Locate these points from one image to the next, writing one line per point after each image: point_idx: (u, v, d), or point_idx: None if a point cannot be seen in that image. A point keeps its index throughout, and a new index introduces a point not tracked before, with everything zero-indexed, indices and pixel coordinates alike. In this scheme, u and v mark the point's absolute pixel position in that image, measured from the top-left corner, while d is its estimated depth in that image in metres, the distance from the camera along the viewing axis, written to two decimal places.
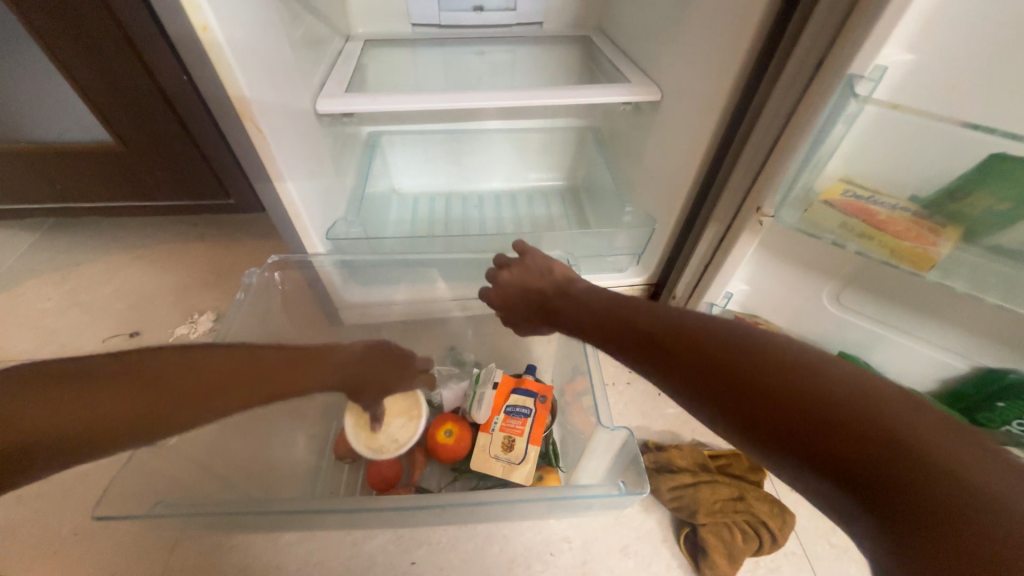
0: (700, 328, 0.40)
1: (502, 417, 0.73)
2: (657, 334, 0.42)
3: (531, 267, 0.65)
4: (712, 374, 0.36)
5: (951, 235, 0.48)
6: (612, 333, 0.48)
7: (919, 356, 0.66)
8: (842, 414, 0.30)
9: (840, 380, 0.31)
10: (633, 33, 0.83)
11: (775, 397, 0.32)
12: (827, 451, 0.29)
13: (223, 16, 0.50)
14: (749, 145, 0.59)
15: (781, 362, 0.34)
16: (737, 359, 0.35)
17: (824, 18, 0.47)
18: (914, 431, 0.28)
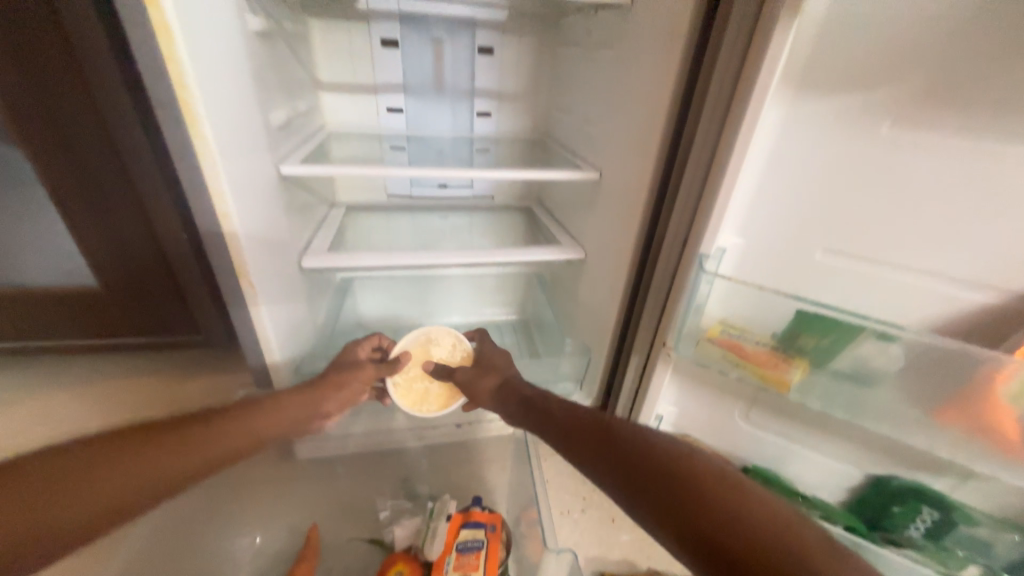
0: (607, 420, 0.58)
1: (454, 555, 0.72)
2: (579, 424, 0.59)
3: (485, 362, 0.80)
4: (610, 450, 0.53)
5: (800, 364, 0.63)
6: (550, 424, 0.63)
7: (823, 467, 0.77)
8: (685, 475, 0.47)
9: (684, 454, 0.50)
10: (561, 207, 1.08)
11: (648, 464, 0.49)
12: (675, 494, 0.46)
13: (240, 204, 0.67)
14: (650, 294, 0.77)
15: (658, 445, 0.51)
16: (628, 441, 0.53)
17: (679, 215, 0.69)
18: (724, 481, 0.46)
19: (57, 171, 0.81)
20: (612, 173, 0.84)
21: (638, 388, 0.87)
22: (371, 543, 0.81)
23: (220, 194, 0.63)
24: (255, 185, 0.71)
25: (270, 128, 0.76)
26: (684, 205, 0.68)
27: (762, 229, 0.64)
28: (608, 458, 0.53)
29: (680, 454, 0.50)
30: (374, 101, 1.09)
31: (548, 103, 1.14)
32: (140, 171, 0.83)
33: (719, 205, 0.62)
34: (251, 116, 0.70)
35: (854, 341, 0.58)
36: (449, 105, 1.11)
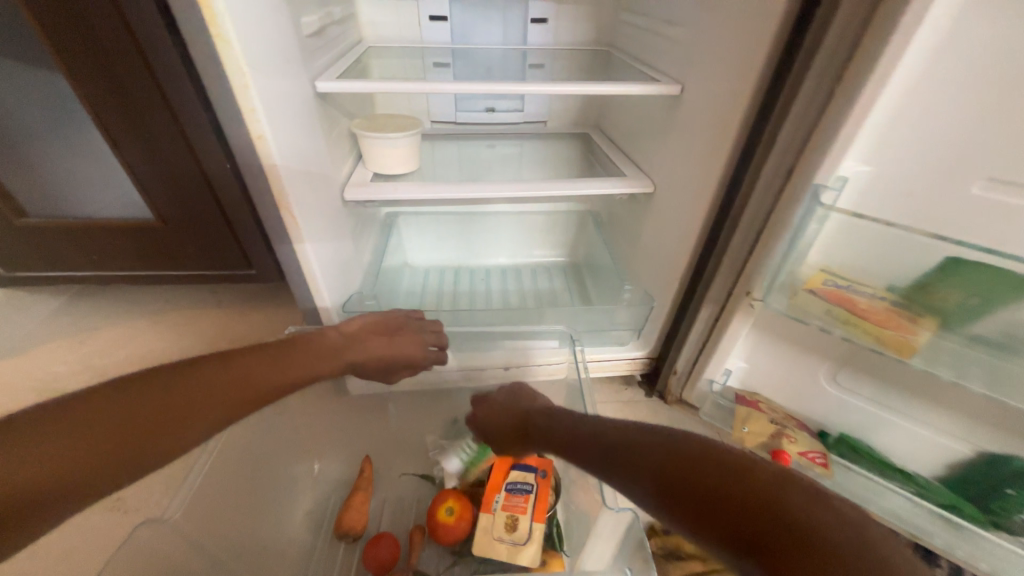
0: (633, 428, 0.47)
1: (503, 495, 0.72)
2: (581, 432, 0.51)
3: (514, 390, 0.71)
4: (641, 466, 0.42)
5: (928, 323, 0.52)
6: (572, 439, 0.52)
7: (921, 439, 0.66)
8: (737, 492, 0.35)
9: (733, 462, 0.37)
10: (626, 134, 0.95)
11: (686, 481, 0.38)
12: (733, 519, 0.34)
13: (276, 126, 0.60)
14: (736, 236, 0.66)
15: (691, 448, 0.40)
16: (659, 450, 0.42)
17: (789, 135, 0.56)
18: (798, 498, 0.34)
19: (96, 88, 0.79)
20: (694, 88, 0.70)
21: (707, 341, 0.78)
22: (421, 478, 0.82)
23: (251, 112, 0.57)
24: (292, 105, 0.64)
25: (303, 39, 0.67)
26: (797, 123, 0.54)
27: (902, 152, 0.50)
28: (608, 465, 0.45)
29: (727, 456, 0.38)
30: (416, 8, 0.95)
31: (617, 6, 0.95)
32: (176, 88, 0.78)
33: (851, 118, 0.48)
34: (281, 21, 0.61)
35: (1015, 297, 0.46)
36: (499, 11, 0.95)
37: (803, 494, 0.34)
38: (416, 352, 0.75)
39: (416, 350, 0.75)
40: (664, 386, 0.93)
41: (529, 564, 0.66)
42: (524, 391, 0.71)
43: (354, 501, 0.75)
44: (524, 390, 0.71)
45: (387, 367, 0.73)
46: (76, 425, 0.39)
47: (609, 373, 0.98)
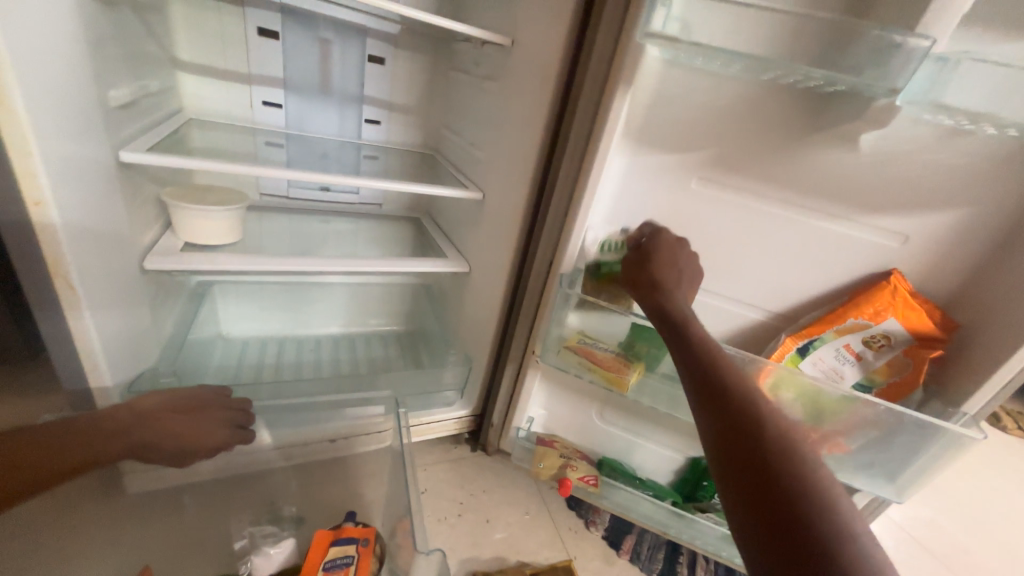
0: (763, 409, 0.50)
1: (320, 575, 0.70)
2: (720, 379, 0.53)
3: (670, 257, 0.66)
4: (732, 433, 0.49)
5: (636, 366, 0.75)
6: (706, 377, 0.54)
7: (657, 455, 0.92)
8: (802, 510, 0.42)
9: (813, 485, 0.43)
10: (449, 221, 1.13)
11: (760, 474, 0.45)
12: (766, 520, 0.43)
13: (61, 193, 0.57)
14: (523, 308, 0.85)
15: (791, 460, 0.45)
16: (760, 427, 0.48)
17: (547, 237, 0.78)
18: (837, 550, 0.40)
19: None
20: (491, 196, 0.92)
21: (512, 395, 0.94)
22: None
23: (29, 176, 0.53)
24: (85, 173, 0.61)
25: (108, 110, 0.66)
26: (551, 230, 0.77)
27: None
28: (723, 426, 0.50)
29: (822, 492, 0.43)
30: (248, 92, 1.01)
31: (440, 122, 1.18)
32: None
33: (576, 231, 0.72)
34: (81, 92, 0.60)
35: None
36: (334, 108, 1.07)
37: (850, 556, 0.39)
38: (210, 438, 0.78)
39: (217, 437, 0.79)
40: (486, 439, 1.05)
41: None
42: (697, 270, 0.68)
43: None
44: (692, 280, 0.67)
45: (182, 446, 0.76)
46: None
47: (438, 433, 1.05)
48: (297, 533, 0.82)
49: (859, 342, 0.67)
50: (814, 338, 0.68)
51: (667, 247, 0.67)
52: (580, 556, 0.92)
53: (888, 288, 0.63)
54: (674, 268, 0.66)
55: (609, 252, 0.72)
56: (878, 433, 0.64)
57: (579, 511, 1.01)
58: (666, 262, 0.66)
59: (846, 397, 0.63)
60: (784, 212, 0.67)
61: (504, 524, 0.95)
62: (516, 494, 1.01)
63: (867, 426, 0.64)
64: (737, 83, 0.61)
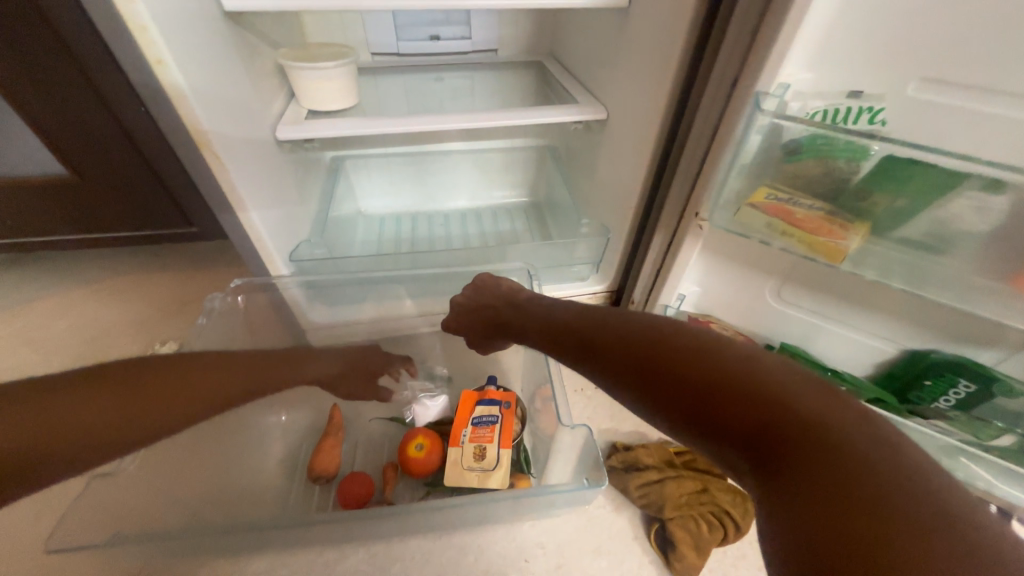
0: (714, 350, 0.37)
1: (470, 428, 0.74)
2: (650, 356, 0.39)
3: (478, 287, 0.71)
4: (659, 383, 0.37)
5: (860, 229, 0.53)
6: (634, 354, 0.40)
7: (854, 344, 0.72)
8: (789, 426, 0.30)
9: (781, 393, 0.32)
10: (579, 58, 0.90)
11: (729, 406, 0.33)
12: (771, 468, 0.29)
13: (177, 52, 0.53)
14: (683, 157, 0.65)
15: (727, 374, 0.34)
16: (730, 400, 0.33)
17: (732, 42, 0.53)
18: (871, 465, 0.27)
19: None
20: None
21: (660, 268, 0.80)
22: (391, 421, 0.83)
23: (141, 31, 0.49)
24: (195, 27, 0.56)
25: None
26: (740, 29, 0.52)
27: (842, 53, 0.49)
28: (695, 419, 0.34)
29: (836, 431, 0.29)
30: None
31: None
32: (88, 53, 0.72)
33: (791, 18, 0.46)
34: None
35: (943, 196, 0.47)
36: None
37: (879, 455, 0.27)
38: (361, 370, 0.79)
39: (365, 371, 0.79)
40: None
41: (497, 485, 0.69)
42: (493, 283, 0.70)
43: (321, 446, 0.76)
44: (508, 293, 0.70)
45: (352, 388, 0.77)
46: (93, 397, 0.43)
47: None
48: (446, 390, 0.89)
49: None
50: None
51: (477, 286, 0.71)
52: None
53: None
54: (479, 303, 0.70)
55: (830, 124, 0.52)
56: None
57: None
58: (471, 306, 0.71)
59: None
60: None
61: None
62: None
63: None
64: None
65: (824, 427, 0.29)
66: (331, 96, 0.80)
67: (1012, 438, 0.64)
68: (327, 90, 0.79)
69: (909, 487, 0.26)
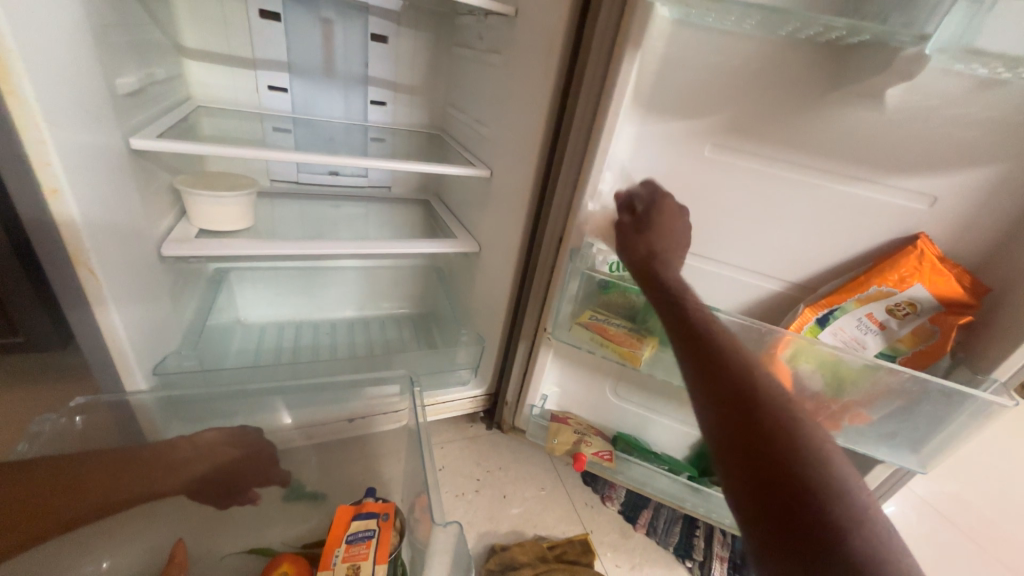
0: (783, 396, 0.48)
1: (344, 547, 0.72)
2: (721, 376, 0.50)
3: (660, 217, 0.64)
4: (729, 392, 0.48)
5: (651, 341, 0.74)
6: (708, 370, 0.51)
7: (672, 429, 0.92)
8: (807, 472, 0.42)
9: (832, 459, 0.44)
10: (457, 202, 1.12)
11: (768, 423, 0.46)
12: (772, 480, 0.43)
13: (75, 181, 0.57)
14: (534, 286, 0.85)
15: (807, 435, 0.45)
16: (773, 429, 0.45)
17: (556, 213, 0.77)
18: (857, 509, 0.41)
19: None
20: (500, 173, 0.91)
21: (526, 372, 0.94)
22: (249, 553, 0.75)
23: (44, 166, 0.54)
24: (97, 161, 0.61)
25: (117, 97, 0.66)
26: (559, 207, 0.76)
27: None
28: (733, 428, 0.47)
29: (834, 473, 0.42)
30: (253, 77, 1.01)
31: (445, 100, 1.16)
32: None
33: (587, 205, 0.71)
34: (90, 81, 0.60)
35: None
36: (340, 91, 1.06)
37: (855, 526, 0.40)
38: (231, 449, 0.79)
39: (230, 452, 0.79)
40: (500, 417, 1.06)
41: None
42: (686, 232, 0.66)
43: None
44: (683, 245, 0.66)
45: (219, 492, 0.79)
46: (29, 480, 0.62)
47: (451, 412, 1.07)
48: (320, 508, 0.85)
49: (883, 310, 0.65)
50: (835, 307, 0.66)
51: (666, 215, 0.65)
52: (596, 530, 0.93)
53: (913, 252, 0.60)
54: (671, 235, 0.64)
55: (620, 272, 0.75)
56: (900, 402, 0.63)
57: (594, 487, 1.02)
58: (661, 230, 0.64)
59: (867, 366, 0.61)
60: (802, 176, 0.65)
61: (520, 499, 0.96)
62: (531, 470, 1.03)
63: (890, 395, 0.63)
64: (756, 40, 0.58)
65: (824, 483, 0.42)
66: (226, 218, 0.86)
67: None
68: (225, 212, 0.85)
69: (856, 556, 0.38)
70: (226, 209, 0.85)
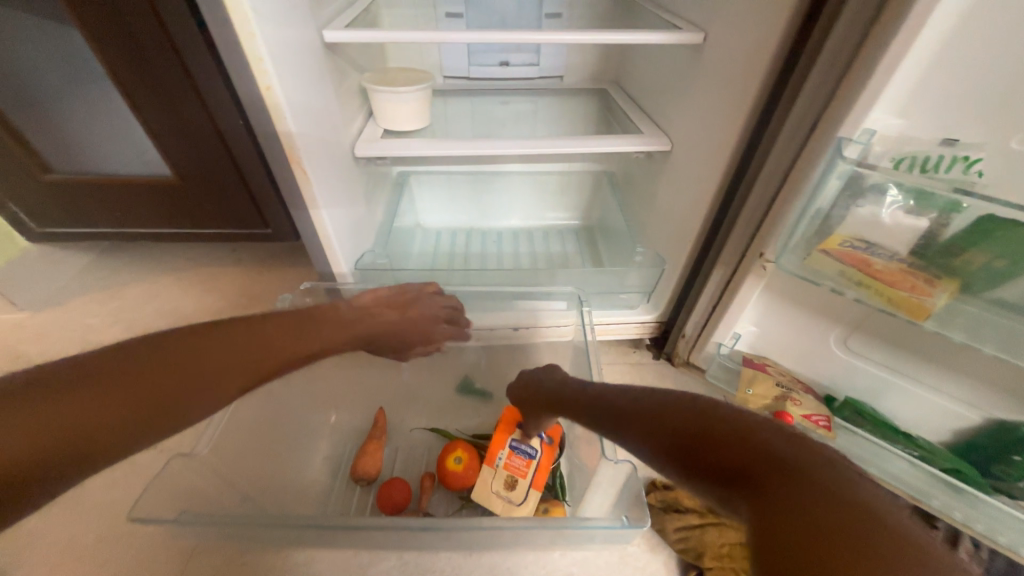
0: (717, 427, 0.36)
1: (506, 453, 0.71)
2: (659, 418, 0.40)
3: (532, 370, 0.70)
4: (667, 440, 0.38)
5: (947, 286, 0.50)
6: (648, 424, 0.41)
7: (931, 406, 0.67)
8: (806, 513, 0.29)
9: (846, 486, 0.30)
10: (645, 89, 0.91)
11: (746, 472, 0.33)
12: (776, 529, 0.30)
13: (283, 77, 0.59)
14: (753, 195, 0.64)
15: (788, 472, 0.31)
16: (748, 471, 0.33)
17: (816, 83, 0.52)
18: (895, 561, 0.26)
19: (110, 40, 0.78)
20: (719, 36, 0.66)
21: (716, 305, 0.78)
22: (431, 431, 0.85)
23: (258, 61, 0.55)
24: (298, 55, 0.62)
25: None
26: (824, 73, 0.51)
27: (937, 103, 0.47)
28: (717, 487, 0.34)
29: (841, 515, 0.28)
30: None
31: None
32: (198, 64, 0.81)
33: (883, 65, 0.45)
34: None
35: None
36: None
37: None
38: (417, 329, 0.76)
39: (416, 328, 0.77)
40: (671, 349, 0.94)
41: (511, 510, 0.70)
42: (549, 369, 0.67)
43: (366, 449, 0.78)
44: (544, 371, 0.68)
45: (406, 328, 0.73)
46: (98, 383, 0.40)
47: (616, 335, 0.98)
48: (487, 406, 0.90)
49: None
50: None
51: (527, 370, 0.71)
52: None
53: None
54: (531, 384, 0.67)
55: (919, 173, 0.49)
56: None
57: None
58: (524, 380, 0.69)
59: None
60: None
61: None
62: None
63: None
64: None
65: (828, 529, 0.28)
66: (405, 120, 0.85)
67: None
68: (403, 111, 0.84)
69: None
70: (404, 107, 0.84)
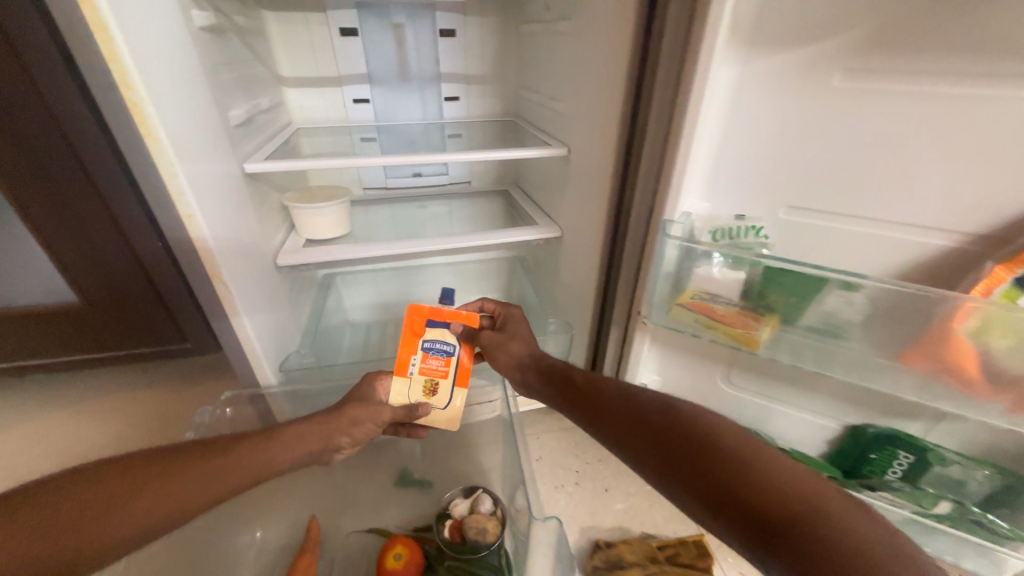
0: (694, 432, 0.46)
1: (420, 357, 0.69)
2: (645, 425, 0.49)
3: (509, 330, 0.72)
4: (656, 443, 0.47)
5: (768, 321, 0.64)
6: (635, 431, 0.49)
7: (802, 422, 0.79)
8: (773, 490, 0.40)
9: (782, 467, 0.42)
10: (536, 188, 1.09)
11: (721, 466, 0.43)
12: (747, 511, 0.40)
13: (204, 207, 0.66)
14: (624, 266, 0.78)
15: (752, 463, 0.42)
16: (723, 466, 0.43)
17: (644, 182, 0.70)
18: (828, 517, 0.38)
19: (20, 181, 0.81)
20: (577, 149, 0.85)
21: (620, 360, 0.88)
22: (368, 532, 0.81)
23: (180, 196, 0.62)
24: (219, 187, 0.69)
25: (230, 128, 0.75)
26: (646, 175, 0.69)
27: (724, 191, 0.65)
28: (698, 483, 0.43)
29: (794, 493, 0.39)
30: (340, 93, 1.08)
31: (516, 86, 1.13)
32: (116, 194, 0.86)
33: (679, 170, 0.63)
34: (209, 115, 0.69)
35: (819, 293, 0.60)
36: (416, 93, 1.10)
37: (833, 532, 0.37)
38: (391, 414, 0.67)
39: (390, 412, 0.68)
40: None
41: (450, 424, 0.70)
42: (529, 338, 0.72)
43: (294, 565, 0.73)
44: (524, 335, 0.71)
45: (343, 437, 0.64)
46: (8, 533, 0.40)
47: None
48: (425, 494, 0.89)
49: None
50: None
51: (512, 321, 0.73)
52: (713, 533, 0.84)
53: None
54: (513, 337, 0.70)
55: (725, 241, 0.65)
56: None
57: None
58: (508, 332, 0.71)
59: None
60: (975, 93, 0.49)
61: (625, 495, 0.91)
62: None
63: None
64: None
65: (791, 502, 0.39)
66: (325, 229, 0.94)
67: (949, 504, 0.68)
68: (323, 222, 0.93)
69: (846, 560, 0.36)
70: (325, 220, 0.93)
